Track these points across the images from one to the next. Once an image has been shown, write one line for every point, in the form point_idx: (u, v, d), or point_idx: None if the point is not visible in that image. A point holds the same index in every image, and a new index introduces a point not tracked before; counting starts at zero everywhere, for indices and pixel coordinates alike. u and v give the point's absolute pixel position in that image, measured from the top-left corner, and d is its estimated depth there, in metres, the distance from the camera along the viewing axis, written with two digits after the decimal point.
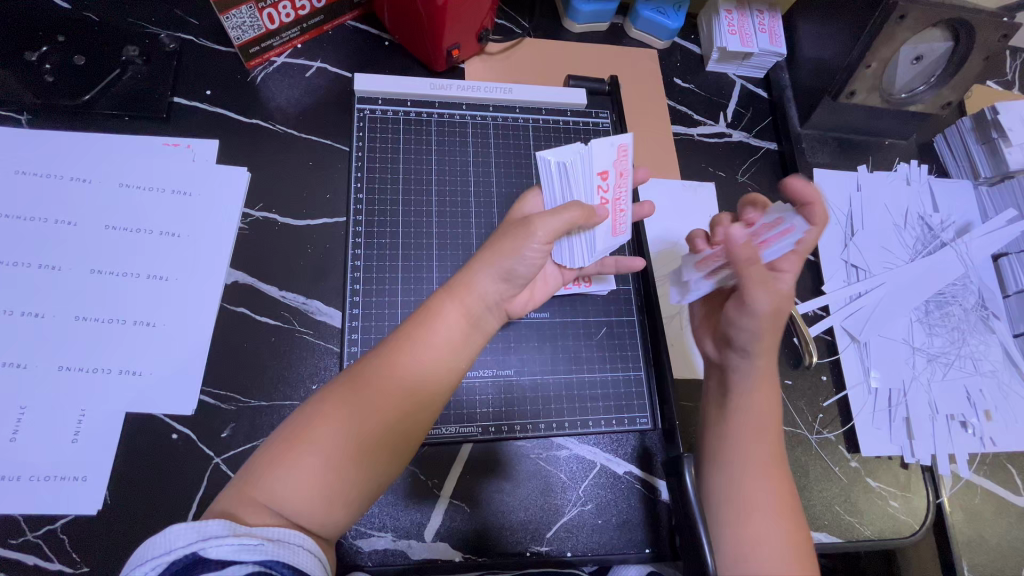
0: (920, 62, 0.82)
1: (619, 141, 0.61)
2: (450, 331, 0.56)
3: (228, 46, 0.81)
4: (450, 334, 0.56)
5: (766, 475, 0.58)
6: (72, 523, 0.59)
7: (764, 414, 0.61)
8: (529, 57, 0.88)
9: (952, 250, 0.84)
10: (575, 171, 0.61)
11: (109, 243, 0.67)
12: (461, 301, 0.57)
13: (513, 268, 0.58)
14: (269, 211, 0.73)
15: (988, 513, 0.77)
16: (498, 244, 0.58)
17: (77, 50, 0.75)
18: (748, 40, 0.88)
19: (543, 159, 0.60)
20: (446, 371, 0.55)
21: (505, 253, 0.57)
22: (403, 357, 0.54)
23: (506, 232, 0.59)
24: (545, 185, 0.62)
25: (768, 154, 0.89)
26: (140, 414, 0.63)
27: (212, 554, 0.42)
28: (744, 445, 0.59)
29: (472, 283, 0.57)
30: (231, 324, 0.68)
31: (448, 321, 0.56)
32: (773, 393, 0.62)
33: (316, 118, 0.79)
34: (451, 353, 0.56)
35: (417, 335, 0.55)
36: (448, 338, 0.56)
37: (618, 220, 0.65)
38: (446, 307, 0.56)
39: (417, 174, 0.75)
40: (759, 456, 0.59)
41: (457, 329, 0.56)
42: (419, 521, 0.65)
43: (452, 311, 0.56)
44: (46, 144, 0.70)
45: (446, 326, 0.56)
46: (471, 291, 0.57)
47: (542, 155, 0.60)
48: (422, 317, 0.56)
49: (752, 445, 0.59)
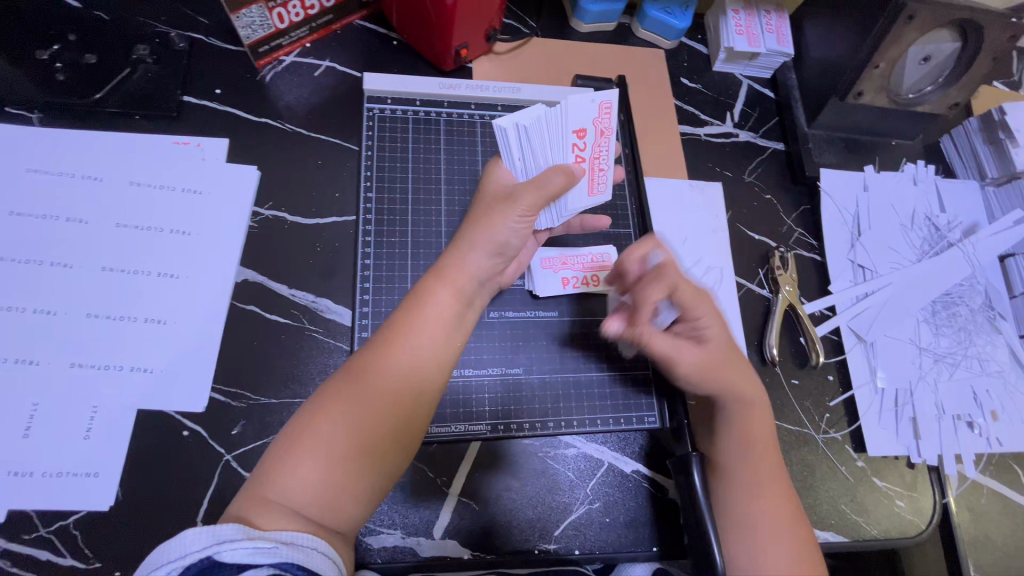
0: (928, 62, 0.82)
1: (602, 99, 0.65)
2: (442, 313, 0.56)
3: (237, 45, 0.81)
4: (442, 317, 0.56)
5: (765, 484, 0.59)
6: (84, 519, 0.59)
7: (756, 424, 0.63)
8: (536, 57, 0.88)
9: (959, 250, 0.84)
10: (543, 130, 0.62)
11: (120, 241, 0.68)
12: (449, 281, 0.57)
13: (504, 241, 0.58)
14: (278, 210, 0.74)
15: (994, 512, 0.77)
16: (480, 217, 0.58)
17: (88, 49, 0.76)
18: (754, 40, 0.88)
19: (501, 125, 0.59)
20: (441, 355, 0.55)
21: (490, 229, 0.58)
22: (397, 345, 0.53)
23: (487, 210, 0.59)
24: (502, 150, 0.62)
25: (775, 154, 0.89)
26: (151, 411, 0.63)
27: (227, 558, 0.42)
28: (741, 454, 0.61)
29: (459, 265, 0.57)
30: (241, 322, 0.68)
31: (439, 303, 0.56)
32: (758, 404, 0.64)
33: (325, 117, 0.80)
34: (444, 336, 0.56)
35: (410, 322, 0.55)
36: (441, 320, 0.56)
37: (596, 182, 0.70)
38: (436, 290, 0.56)
39: (426, 173, 0.75)
40: (757, 465, 0.60)
41: (448, 311, 0.56)
42: (427, 518, 0.65)
43: (443, 293, 0.56)
44: (57, 143, 0.71)
45: (437, 307, 0.56)
46: (462, 271, 0.57)
47: (498, 124, 0.59)
48: (413, 303, 0.56)
49: (755, 459, 0.61)
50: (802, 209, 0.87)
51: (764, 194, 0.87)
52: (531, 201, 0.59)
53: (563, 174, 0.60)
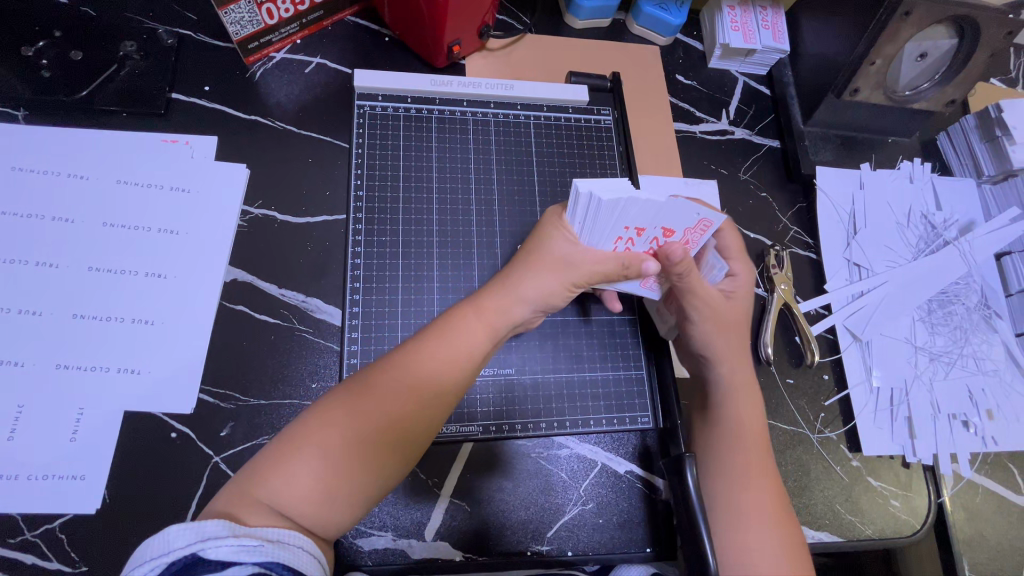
0: (924, 59, 0.81)
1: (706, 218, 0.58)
2: (468, 344, 0.56)
3: (227, 41, 0.80)
4: (467, 346, 0.56)
5: (756, 477, 0.60)
6: (70, 522, 0.58)
7: (749, 418, 0.64)
8: (530, 53, 0.87)
9: (955, 248, 0.83)
10: (627, 214, 0.56)
11: (107, 241, 0.67)
12: (483, 314, 0.58)
13: (544, 300, 0.60)
14: (267, 209, 0.73)
15: (989, 512, 0.77)
16: (525, 267, 0.60)
17: (75, 46, 0.75)
18: (750, 37, 0.87)
19: (577, 186, 0.54)
20: (457, 382, 0.55)
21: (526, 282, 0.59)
22: (416, 363, 0.53)
23: (525, 261, 0.60)
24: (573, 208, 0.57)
25: (770, 151, 0.89)
26: (139, 413, 0.62)
27: (211, 555, 0.41)
28: (730, 448, 0.62)
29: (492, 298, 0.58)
30: (231, 321, 0.68)
31: (466, 333, 0.56)
32: (751, 393, 0.66)
33: (316, 114, 0.79)
34: (465, 363, 0.55)
35: (432, 342, 0.55)
36: (465, 347, 0.56)
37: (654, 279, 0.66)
38: (468, 319, 0.57)
39: (418, 170, 0.75)
40: (744, 458, 0.62)
41: (474, 343, 0.56)
42: (419, 520, 0.64)
43: (475, 324, 0.57)
44: (42, 140, 0.70)
45: (464, 336, 0.56)
46: (500, 308, 0.59)
47: (573, 183, 0.53)
48: (442, 328, 0.56)
49: (744, 454, 0.62)
50: (798, 208, 0.86)
51: (760, 192, 0.86)
52: (586, 275, 0.60)
53: (617, 261, 0.60)
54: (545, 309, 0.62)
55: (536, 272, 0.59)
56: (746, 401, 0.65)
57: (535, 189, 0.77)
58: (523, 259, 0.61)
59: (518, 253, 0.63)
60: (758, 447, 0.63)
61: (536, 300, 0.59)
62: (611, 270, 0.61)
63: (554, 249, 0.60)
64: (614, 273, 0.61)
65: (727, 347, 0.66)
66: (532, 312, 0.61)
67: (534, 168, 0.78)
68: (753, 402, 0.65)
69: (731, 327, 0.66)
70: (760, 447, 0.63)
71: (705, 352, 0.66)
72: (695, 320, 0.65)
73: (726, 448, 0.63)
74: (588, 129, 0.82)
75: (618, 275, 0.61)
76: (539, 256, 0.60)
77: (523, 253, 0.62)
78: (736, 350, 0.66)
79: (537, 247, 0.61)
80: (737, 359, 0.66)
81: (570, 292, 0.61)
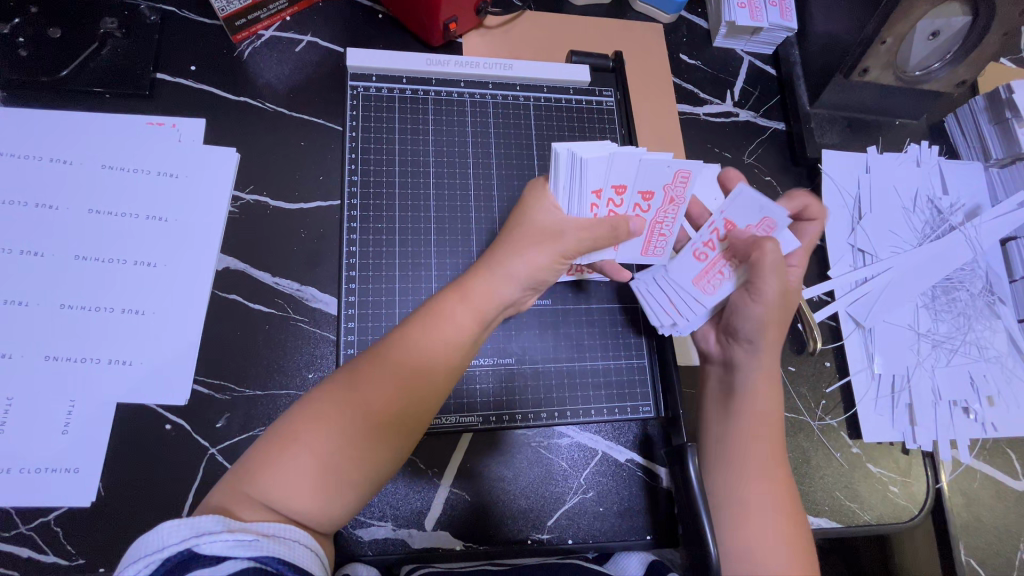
0: (937, 38, 0.79)
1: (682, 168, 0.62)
2: (458, 335, 0.54)
3: (213, 18, 0.77)
4: (454, 335, 0.54)
5: (766, 479, 0.58)
6: (66, 516, 0.58)
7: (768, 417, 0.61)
8: (529, 33, 0.84)
9: (962, 233, 0.81)
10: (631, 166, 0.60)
11: (92, 228, 0.65)
12: (473, 304, 0.55)
13: (539, 277, 0.57)
14: (259, 194, 0.71)
15: (986, 498, 0.77)
16: (512, 246, 0.56)
17: (53, 22, 0.72)
18: (757, 14, 0.84)
19: (557, 149, 0.56)
20: (450, 373, 0.54)
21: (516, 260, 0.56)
22: (409, 360, 0.51)
23: (525, 238, 0.57)
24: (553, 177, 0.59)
25: (775, 134, 0.87)
26: (131, 404, 0.61)
27: (204, 550, 0.40)
28: (745, 445, 0.60)
29: (482, 288, 0.55)
30: (223, 312, 0.66)
31: (453, 321, 0.54)
32: (774, 394, 0.62)
33: (307, 95, 0.76)
34: (457, 353, 0.54)
35: (425, 337, 0.53)
36: (459, 339, 0.54)
37: (654, 246, 0.68)
38: (454, 309, 0.54)
39: (414, 154, 0.72)
40: (759, 458, 0.59)
41: (464, 332, 0.54)
42: (419, 509, 0.64)
43: (458, 310, 0.54)
44: (20, 122, 0.67)
45: (456, 326, 0.54)
46: (482, 291, 0.55)
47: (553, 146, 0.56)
48: (426, 317, 0.54)
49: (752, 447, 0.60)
50: (803, 192, 0.85)
51: (764, 176, 0.84)
52: (577, 244, 0.57)
53: (607, 225, 0.58)
54: (534, 287, 0.59)
55: (522, 247, 0.56)
56: (768, 393, 0.62)
57: (535, 174, 0.75)
58: (513, 234, 0.57)
59: (501, 232, 0.59)
60: (775, 441, 0.60)
61: (525, 278, 0.56)
62: (601, 233, 0.58)
63: (539, 220, 0.57)
64: (603, 236, 0.58)
65: (766, 339, 0.62)
66: (521, 291, 0.58)
67: (534, 152, 0.76)
68: (776, 394, 0.62)
69: (788, 305, 0.63)
70: (773, 440, 0.60)
71: (753, 334, 0.62)
72: (763, 297, 0.61)
73: (740, 444, 0.60)
74: (589, 111, 0.79)
75: (609, 236, 0.58)
76: (524, 230, 0.57)
77: (508, 229, 0.58)
78: (774, 340, 0.63)
79: (524, 218, 0.58)
80: (776, 346, 0.63)
81: (562, 266, 0.58)
